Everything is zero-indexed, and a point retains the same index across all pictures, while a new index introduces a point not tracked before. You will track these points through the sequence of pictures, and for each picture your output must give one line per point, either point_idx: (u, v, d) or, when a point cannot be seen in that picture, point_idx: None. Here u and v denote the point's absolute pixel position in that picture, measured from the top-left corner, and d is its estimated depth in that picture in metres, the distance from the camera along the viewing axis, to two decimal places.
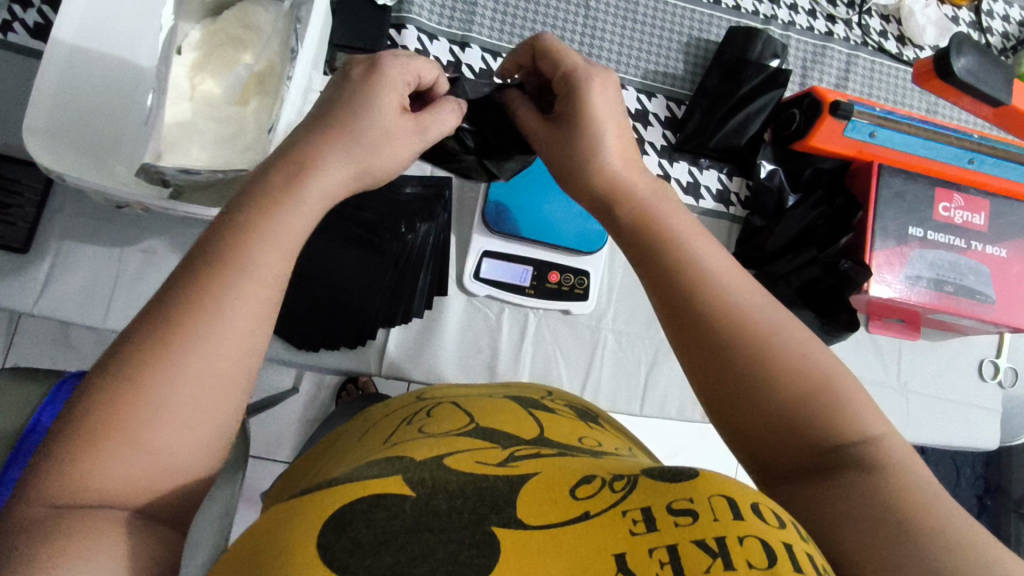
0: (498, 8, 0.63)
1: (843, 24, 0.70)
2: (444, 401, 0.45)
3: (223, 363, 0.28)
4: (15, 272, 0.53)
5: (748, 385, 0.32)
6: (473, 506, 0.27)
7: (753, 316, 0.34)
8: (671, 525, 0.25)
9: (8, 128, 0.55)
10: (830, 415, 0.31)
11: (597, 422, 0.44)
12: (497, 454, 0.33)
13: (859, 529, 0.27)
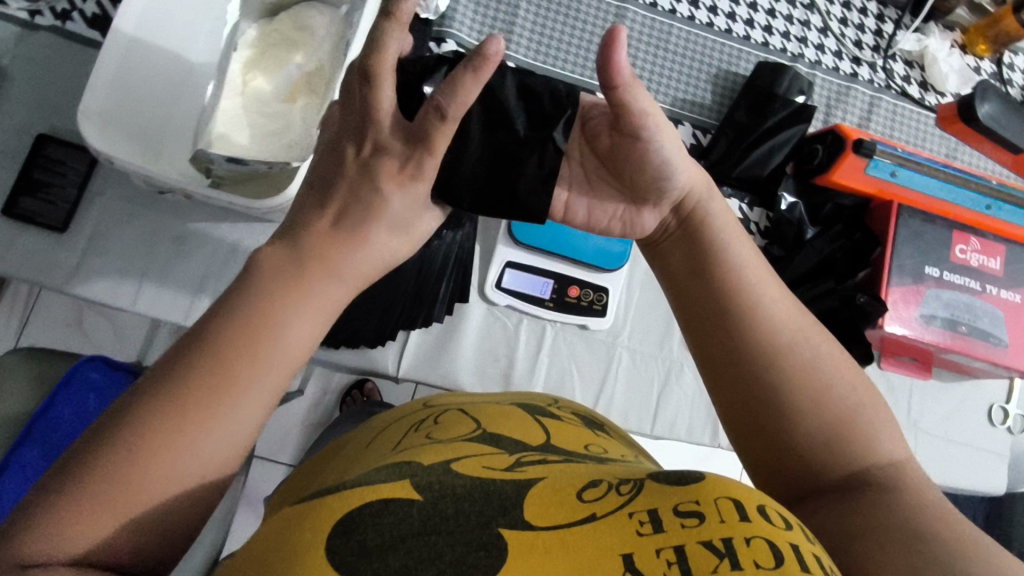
0: (534, 30, 0.65)
1: (867, 66, 0.72)
2: (452, 407, 0.44)
3: (236, 439, 0.26)
4: (51, 249, 0.55)
5: (782, 406, 0.33)
6: (478, 509, 0.25)
7: (793, 336, 0.34)
8: (677, 525, 0.23)
9: (57, 110, 0.56)
10: (852, 441, 0.33)
11: (603, 430, 0.44)
12: (505, 458, 0.30)
13: (881, 544, 0.28)
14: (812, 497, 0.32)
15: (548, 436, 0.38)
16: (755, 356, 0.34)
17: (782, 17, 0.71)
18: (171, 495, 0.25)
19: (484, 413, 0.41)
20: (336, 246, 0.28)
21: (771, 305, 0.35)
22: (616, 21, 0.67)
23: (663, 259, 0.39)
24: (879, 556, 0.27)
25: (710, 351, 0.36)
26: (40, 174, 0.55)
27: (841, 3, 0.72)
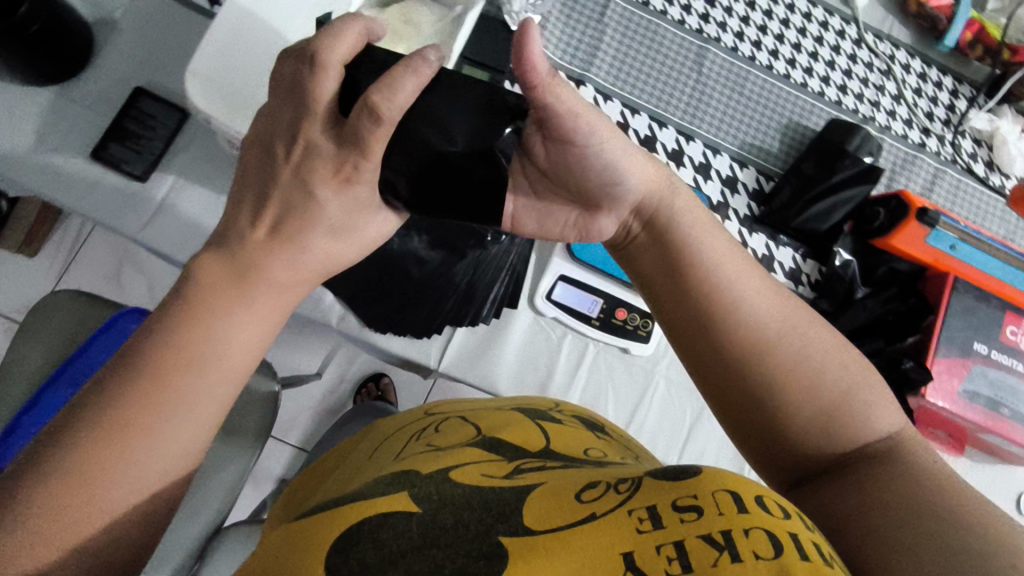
0: (617, 57, 0.67)
1: (936, 138, 0.73)
2: (453, 416, 0.51)
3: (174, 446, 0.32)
4: (131, 197, 0.57)
5: (779, 402, 0.38)
6: (478, 519, 0.31)
7: (774, 332, 0.39)
8: (674, 521, 0.27)
9: (157, 67, 0.59)
10: (839, 425, 0.38)
11: (603, 432, 0.49)
12: (503, 469, 0.37)
13: (877, 517, 0.32)
14: (816, 483, 0.37)
15: (548, 441, 0.43)
16: (746, 355, 0.39)
17: (858, 79, 0.72)
18: (120, 504, 0.30)
19: (485, 422, 0.47)
20: (292, 250, 0.33)
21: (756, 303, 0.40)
22: (697, 59, 0.69)
23: (657, 269, 0.43)
24: (874, 528, 0.32)
25: (708, 360, 0.41)
26: (132, 125, 0.57)
27: (917, 74, 0.73)
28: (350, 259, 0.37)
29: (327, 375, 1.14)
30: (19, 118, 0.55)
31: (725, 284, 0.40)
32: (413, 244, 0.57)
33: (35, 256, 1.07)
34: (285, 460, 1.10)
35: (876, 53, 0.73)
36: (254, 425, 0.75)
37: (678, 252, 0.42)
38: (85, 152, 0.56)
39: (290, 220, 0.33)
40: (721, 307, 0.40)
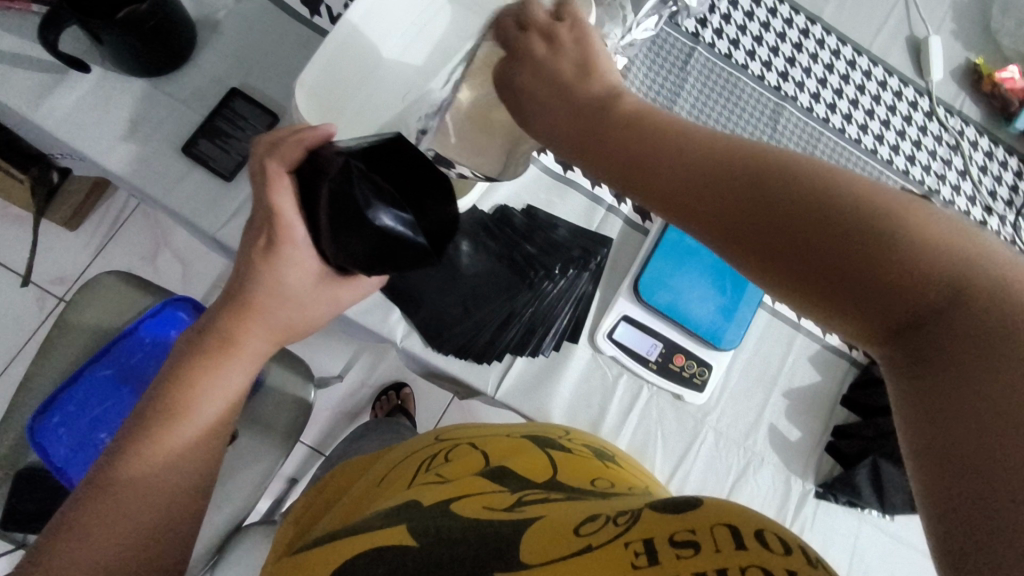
0: (698, 105, 0.68)
1: (998, 217, 0.73)
2: (463, 441, 0.51)
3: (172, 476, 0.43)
4: (213, 195, 0.57)
5: (862, 272, 0.30)
6: (475, 553, 0.33)
7: (839, 190, 0.32)
8: (671, 557, 0.28)
9: (252, 70, 0.60)
10: (919, 251, 0.30)
11: (616, 464, 0.50)
12: (506, 501, 0.39)
13: (998, 388, 0.25)
14: (926, 350, 0.29)
15: (555, 472, 0.44)
16: (810, 225, 0.31)
17: (927, 151, 0.73)
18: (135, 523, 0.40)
19: (492, 450, 0.48)
20: (258, 309, 0.45)
21: (804, 161, 0.34)
22: (773, 115, 0.70)
23: (647, 178, 0.38)
24: (996, 428, 0.25)
25: (762, 257, 0.33)
26: (222, 123, 0.58)
27: (984, 151, 0.74)
28: (321, 315, 0.47)
29: (348, 378, 1.13)
30: (114, 107, 0.56)
31: (764, 160, 0.34)
32: (480, 269, 0.58)
33: (76, 230, 1.06)
34: (298, 460, 1.08)
35: (946, 127, 0.73)
36: (286, 425, 0.73)
37: (704, 148, 0.36)
38: (173, 145, 0.57)
39: (258, 293, 0.44)
40: (772, 181, 0.33)
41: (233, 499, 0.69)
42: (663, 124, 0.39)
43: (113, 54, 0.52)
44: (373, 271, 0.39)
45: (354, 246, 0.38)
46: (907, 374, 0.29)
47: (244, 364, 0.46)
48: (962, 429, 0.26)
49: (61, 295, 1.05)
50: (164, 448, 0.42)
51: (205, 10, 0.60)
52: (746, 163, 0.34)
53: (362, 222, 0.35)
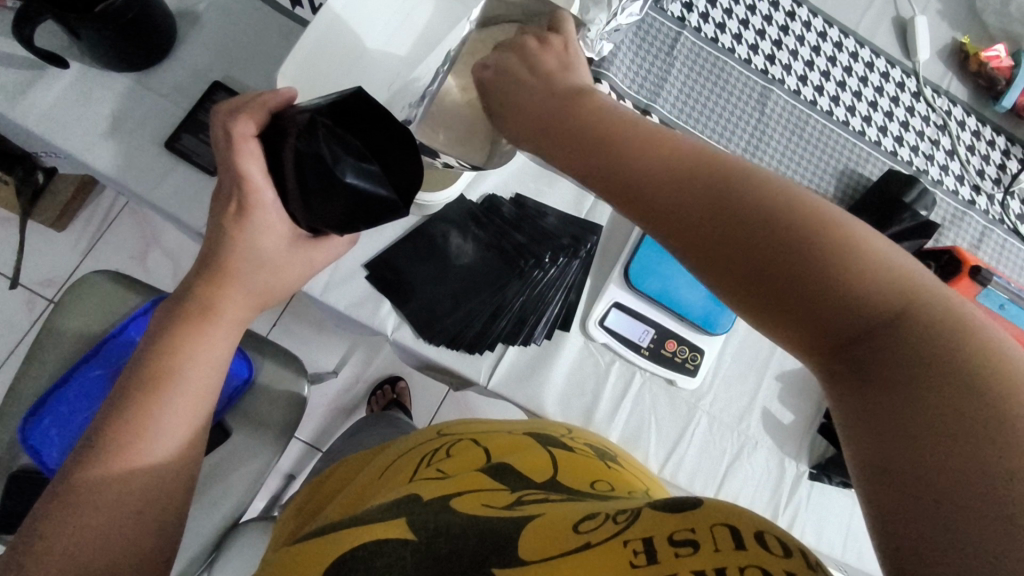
0: (684, 91, 0.68)
1: (986, 196, 0.73)
2: (464, 437, 0.51)
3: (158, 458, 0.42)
4: (198, 190, 0.56)
5: (811, 288, 0.31)
6: (475, 550, 0.33)
7: (799, 207, 0.32)
8: (670, 557, 0.28)
9: (234, 62, 0.59)
10: (868, 275, 0.30)
11: (614, 463, 0.50)
12: (505, 499, 0.38)
13: (937, 409, 0.26)
14: (865, 366, 0.29)
15: (554, 471, 0.44)
16: (766, 240, 0.32)
17: (914, 131, 0.73)
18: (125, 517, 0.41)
19: (492, 445, 0.48)
20: (233, 276, 0.45)
21: (769, 177, 0.34)
22: (760, 99, 0.70)
23: (611, 182, 0.38)
24: (931, 445, 0.25)
25: (718, 265, 0.33)
26: (206, 117, 0.57)
27: (972, 131, 0.74)
28: (296, 279, 0.48)
29: (342, 373, 1.12)
30: (95, 103, 0.55)
31: (730, 170, 0.34)
32: (471, 260, 0.59)
33: (63, 231, 1.05)
34: (294, 457, 1.08)
35: (934, 108, 0.73)
36: (280, 421, 0.73)
37: (671, 152, 0.36)
38: (156, 140, 0.56)
39: (231, 256, 0.45)
40: (735, 192, 0.33)
41: (228, 496, 0.69)
42: (631, 126, 0.39)
43: (91, 49, 0.51)
44: (341, 226, 0.41)
45: (324, 203, 0.39)
46: (844, 388, 0.30)
47: (225, 333, 0.46)
48: (898, 442, 0.26)
49: (50, 296, 1.04)
50: (152, 418, 0.42)
51: (185, 2, 0.59)
52: (713, 172, 0.34)
53: (330, 177, 0.36)
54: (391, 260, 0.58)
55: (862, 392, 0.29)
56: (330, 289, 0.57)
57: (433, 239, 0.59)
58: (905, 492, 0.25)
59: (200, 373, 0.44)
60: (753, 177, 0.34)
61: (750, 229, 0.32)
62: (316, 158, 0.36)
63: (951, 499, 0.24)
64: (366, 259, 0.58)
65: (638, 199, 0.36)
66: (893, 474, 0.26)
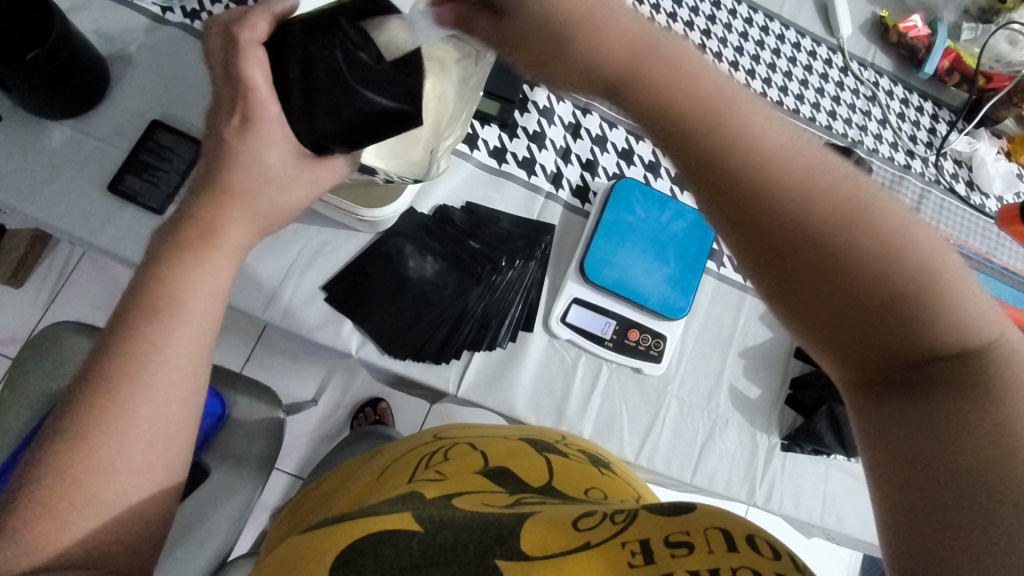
0: None
1: (920, 160, 0.76)
2: (461, 441, 0.51)
3: (159, 410, 0.39)
4: (146, 230, 0.56)
5: (886, 321, 0.31)
6: (478, 539, 0.34)
7: (882, 225, 0.31)
8: (666, 556, 0.30)
9: (172, 100, 0.59)
10: (949, 317, 0.30)
11: (608, 468, 0.51)
12: (505, 499, 0.39)
13: (977, 441, 0.27)
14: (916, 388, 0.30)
15: (551, 475, 0.45)
16: (844, 263, 0.31)
17: (846, 104, 0.75)
18: None
19: (491, 450, 0.48)
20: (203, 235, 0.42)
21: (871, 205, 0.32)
22: None
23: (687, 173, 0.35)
24: (957, 465, 0.27)
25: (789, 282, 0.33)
26: (148, 157, 0.57)
27: (900, 99, 0.77)
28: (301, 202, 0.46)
29: (322, 400, 1.12)
30: (34, 153, 0.55)
31: (831, 194, 0.32)
32: (428, 272, 0.60)
33: (19, 286, 1.03)
34: (280, 489, 1.06)
35: (862, 80, 0.76)
36: (258, 453, 0.72)
37: (756, 142, 0.33)
38: (100, 185, 0.56)
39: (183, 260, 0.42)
40: (834, 219, 0.32)
41: (211, 537, 0.68)
42: (736, 123, 0.34)
43: (23, 100, 0.51)
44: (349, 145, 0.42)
45: (329, 114, 0.39)
46: (887, 399, 0.31)
47: (212, 304, 0.43)
48: (926, 456, 0.28)
49: (12, 354, 1.02)
50: (146, 367, 0.39)
51: (117, 46, 0.59)
52: (812, 191, 0.32)
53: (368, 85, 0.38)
54: (349, 278, 0.58)
55: (907, 410, 0.30)
56: (290, 314, 0.57)
57: (388, 254, 0.59)
58: (923, 495, 0.27)
59: (190, 349, 0.41)
60: (856, 205, 0.32)
61: (832, 261, 0.31)
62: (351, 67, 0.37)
63: (966, 507, 0.26)
64: (325, 281, 0.58)
65: (722, 197, 0.34)
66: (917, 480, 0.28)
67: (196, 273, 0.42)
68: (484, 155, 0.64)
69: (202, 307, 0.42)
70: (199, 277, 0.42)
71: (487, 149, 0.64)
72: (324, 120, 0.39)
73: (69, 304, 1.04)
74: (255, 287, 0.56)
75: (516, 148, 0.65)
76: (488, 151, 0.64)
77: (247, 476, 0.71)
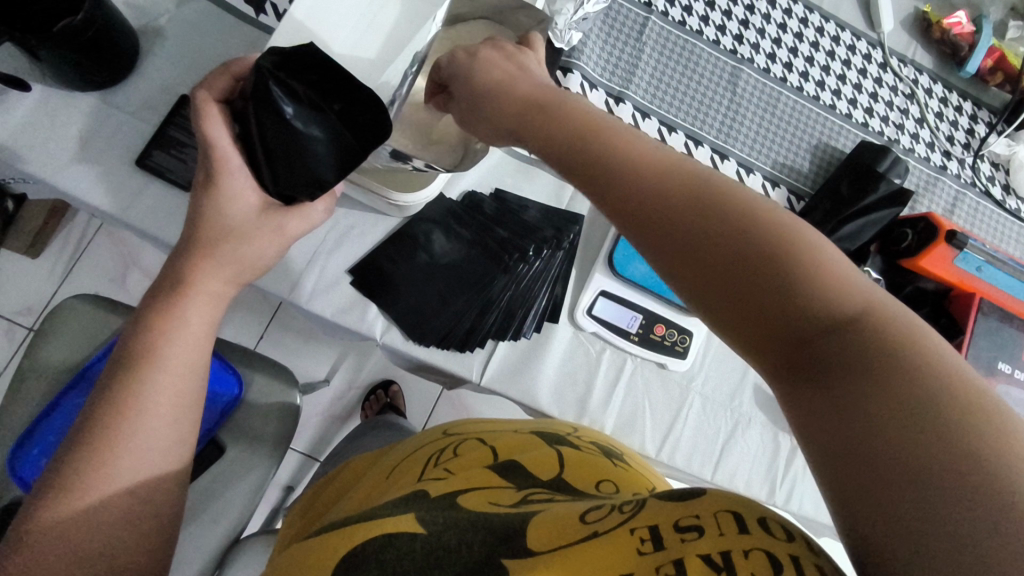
0: (655, 77, 0.68)
1: (957, 161, 0.75)
2: (471, 437, 0.51)
3: (164, 413, 0.41)
4: (172, 207, 0.56)
5: (852, 370, 0.28)
6: (485, 540, 0.33)
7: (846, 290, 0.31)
8: (676, 541, 0.29)
9: (200, 75, 0.58)
10: (839, 295, 0.31)
11: (622, 460, 0.51)
12: (512, 497, 0.38)
13: (883, 402, 0.26)
14: (816, 368, 0.30)
15: (563, 470, 0.44)
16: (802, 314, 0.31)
17: (883, 102, 0.74)
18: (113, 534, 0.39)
19: (502, 444, 0.48)
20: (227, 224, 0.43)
21: (772, 213, 0.34)
22: (730, 79, 0.70)
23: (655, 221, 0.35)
24: (882, 437, 0.26)
25: (689, 279, 0.34)
26: (176, 133, 0.56)
27: (939, 98, 0.76)
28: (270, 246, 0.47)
29: (334, 381, 1.12)
30: (61, 125, 0.54)
31: (728, 200, 0.34)
32: (454, 259, 0.59)
33: (38, 257, 1.03)
34: (292, 468, 1.07)
35: (901, 77, 0.75)
36: (274, 434, 0.72)
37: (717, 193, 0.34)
38: (127, 159, 0.55)
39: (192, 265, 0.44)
40: (765, 251, 0.32)
41: (226, 514, 0.68)
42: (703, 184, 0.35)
43: (53, 71, 0.50)
44: (317, 174, 0.42)
45: (291, 171, 0.42)
46: (796, 385, 0.31)
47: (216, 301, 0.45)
48: (885, 488, 0.25)
49: (30, 324, 1.02)
50: (146, 375, 0.41)
51: (147, 17, 0.58)
52: (699, 197, 0.34)
53: (308, 109, 0.39)
54: (375, 263, 0.58)
55: (812, 389, 0.30)
56: (316, 298, 0.56)
57: (415, 240, 0.59)
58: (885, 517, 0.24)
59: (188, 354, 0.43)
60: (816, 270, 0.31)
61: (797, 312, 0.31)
62: (290, 96, 0.39)
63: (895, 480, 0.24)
64: (350, 265, 0.57)
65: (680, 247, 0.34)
66: (852, 460, 0.26)
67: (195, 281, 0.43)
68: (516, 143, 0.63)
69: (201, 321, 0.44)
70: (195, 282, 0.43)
71: None
72: (286, 180, 0.42)
73: (85, 275, 1.04)
74: (281, 268, 0.55)
75: None
76: None
77: (265, 455, 0.71)
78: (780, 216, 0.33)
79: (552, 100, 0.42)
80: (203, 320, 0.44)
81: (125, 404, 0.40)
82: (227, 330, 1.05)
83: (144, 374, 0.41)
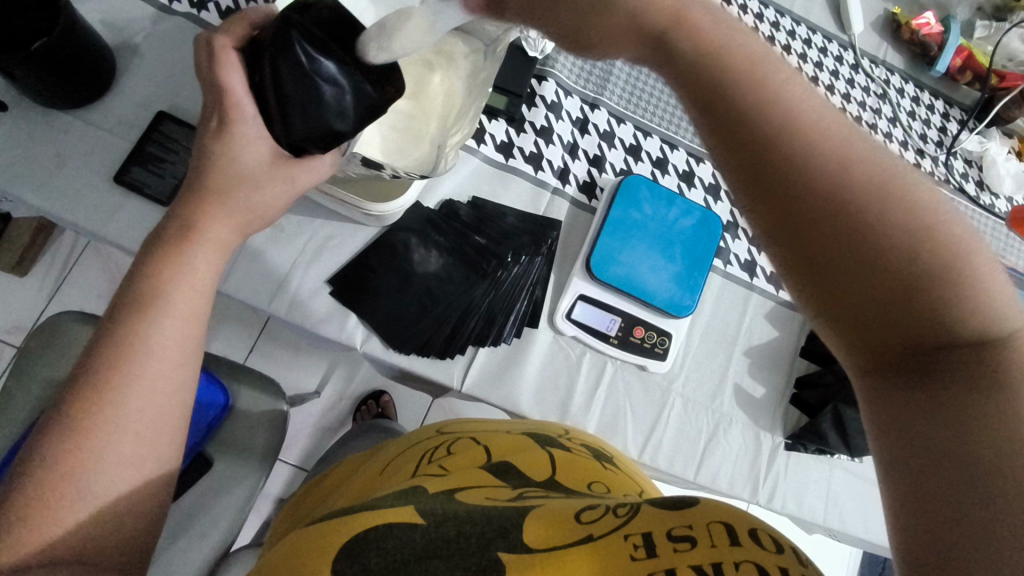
0: (629, 83, 0.69)
1: (930, 159, 0.76)
2: (464, 436, 0.51)
3: (156, 404, 0.40)
4: (150, 221, 0.56)
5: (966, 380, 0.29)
6: (481, 532, 0.34)
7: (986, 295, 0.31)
8: (669, 551, 0.30)
9: (177, 91, 0.59)
10: (981, 317, 0.30)
11: (612, 462, 0.52)
12: (508, 493, 0.39)
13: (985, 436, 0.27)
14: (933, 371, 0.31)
15: (555, 470, 0.45)
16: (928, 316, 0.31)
17: (856, 102, 0.75)
18: None
19: (495, 444, 0.48)
20: (197, 234, 0.43)
21: (939, 223, 0.32)
22: None
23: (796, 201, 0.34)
24: (973, 470, 0.27)
25: (816, 270, 0.33)
26: (155, 149, 0.57)
27: (911, 97, 0.77)
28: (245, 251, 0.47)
29: (325, 392, 1.12)
30: (39, 142, 0.55)
31: (895, 203, 0.32)
32: (432, 266, 0.60)
33: (25, 276, 1.03)
34: (283, 480, 1.06)
35: (872, 78, 0.76)
36: (261, 445, 0.72)
37: (865, 180, 0.33)
38: (106, 175, 0.56)
39: None
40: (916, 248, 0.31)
41: (214, 527, 0.68)
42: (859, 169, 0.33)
43: (29, 90, 0.51)
44: (331, 124, 0.40)
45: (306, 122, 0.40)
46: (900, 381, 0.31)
47: (195, 297, 0.43)
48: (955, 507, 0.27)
49: (17, 343, 1.02)
50: (135, 365, 0.40)
51: (123, 35, 0.59)
52: (864, 196, 0.32)
53: (330, 46, 0.38)
54: (354, 272, 0.58)
55: (924, 396, 0.30)
56: (295, 308, 0.57)
57: (393, 248, 0.59)
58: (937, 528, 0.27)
59: (177, 350, 0.42)
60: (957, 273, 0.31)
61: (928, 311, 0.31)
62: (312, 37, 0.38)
63: (971, 507, 0.26)
64: (329, 275, 0.58)
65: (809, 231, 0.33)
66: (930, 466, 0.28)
67: (182, 277, 0.42)
68: (491, 150, 0.64)
69: (189, 309, 0.43)
70: (181, 280, 0.42)
71: (493, 143, 0.64)
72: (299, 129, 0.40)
73: (72, 292, 1.04)
74: (261, 279, 0.56)
75: (523, 143, 0.65)
76: (495, 146, 0.64)
77: (251, 466, 0.71)
78: (949, 230, 0.32)
79: (713, 45, 0.37)
80: (192, 314, 0.43)
81: (111, 397, 0.39)
82: (216, 343, 1.05)
83: (138, 363, 0.40)
